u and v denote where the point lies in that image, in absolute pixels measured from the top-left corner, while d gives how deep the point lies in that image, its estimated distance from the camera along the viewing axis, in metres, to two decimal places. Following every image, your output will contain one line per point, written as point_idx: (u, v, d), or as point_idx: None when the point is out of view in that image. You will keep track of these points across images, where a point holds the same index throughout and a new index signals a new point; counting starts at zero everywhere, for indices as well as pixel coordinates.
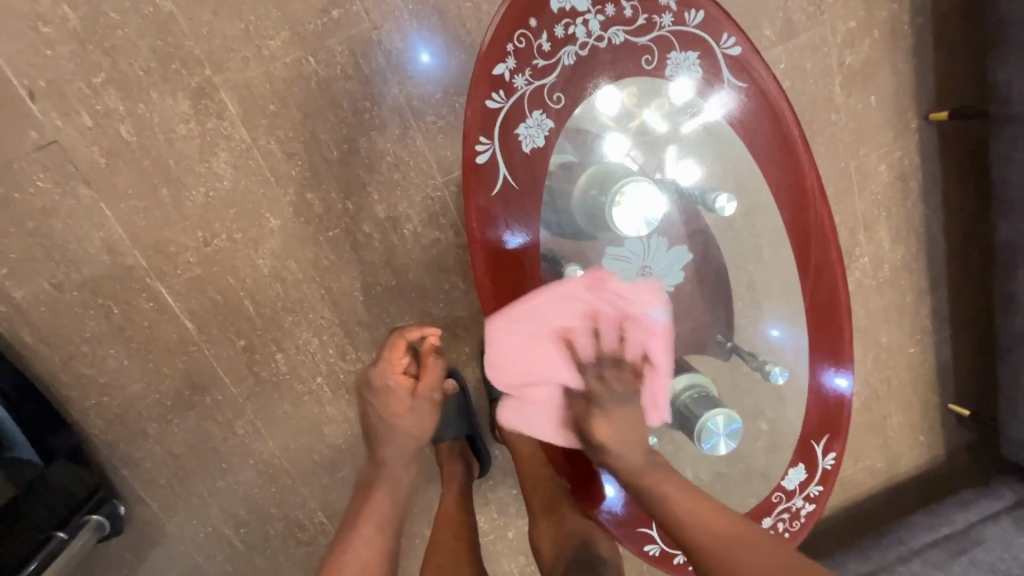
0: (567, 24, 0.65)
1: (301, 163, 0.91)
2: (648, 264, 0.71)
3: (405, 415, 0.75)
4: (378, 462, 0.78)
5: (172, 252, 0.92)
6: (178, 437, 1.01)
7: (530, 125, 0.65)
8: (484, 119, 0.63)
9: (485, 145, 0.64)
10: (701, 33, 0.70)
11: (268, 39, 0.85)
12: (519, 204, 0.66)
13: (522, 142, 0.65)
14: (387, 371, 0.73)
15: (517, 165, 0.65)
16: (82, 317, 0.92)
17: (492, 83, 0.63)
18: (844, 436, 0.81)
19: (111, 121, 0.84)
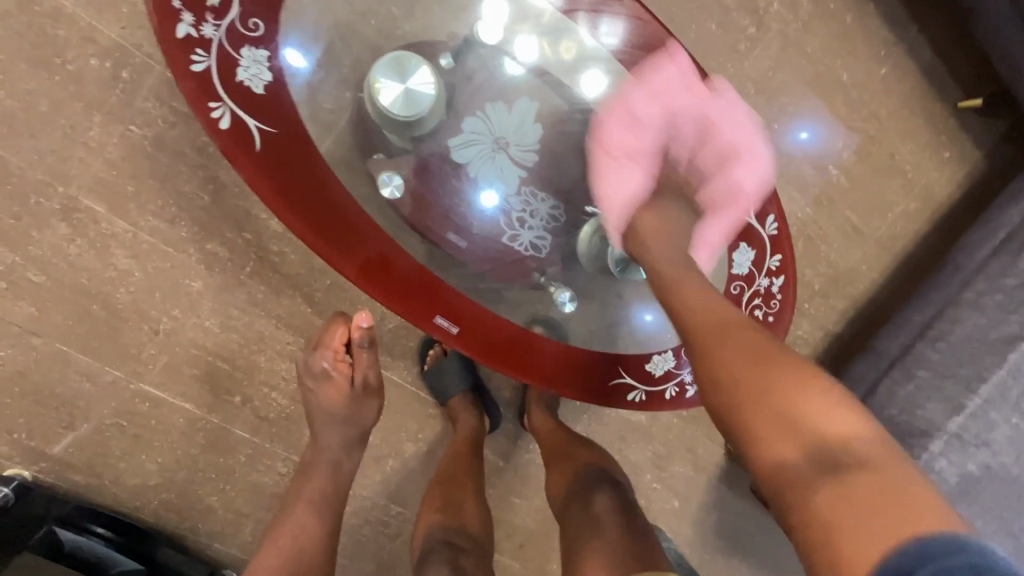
0: None
1: (184, 221, 0.95)
2: (498, 134, 0.74)
3: (341, 397, 0.85)
4: (319, 442, 0.86)
5: (135, 354, 0.99)
6: (239, 498, 1.11)
7: (248, 68, 0.61)
8: (200, 84, 0.58)
9: (218, 106, 0.58)
10: None
11: (88, 131, 0.88)
12: (288, 148, 0.62)
13: (251, 87, 0.60)
14: (325, 357, 0.84)
15: (261, 111, 0.61)
16: (104, 440, 1.03)
17: (187, 44, 0.57)
18: (774, 195, 0.74)
19: (17, 273, 0.92)
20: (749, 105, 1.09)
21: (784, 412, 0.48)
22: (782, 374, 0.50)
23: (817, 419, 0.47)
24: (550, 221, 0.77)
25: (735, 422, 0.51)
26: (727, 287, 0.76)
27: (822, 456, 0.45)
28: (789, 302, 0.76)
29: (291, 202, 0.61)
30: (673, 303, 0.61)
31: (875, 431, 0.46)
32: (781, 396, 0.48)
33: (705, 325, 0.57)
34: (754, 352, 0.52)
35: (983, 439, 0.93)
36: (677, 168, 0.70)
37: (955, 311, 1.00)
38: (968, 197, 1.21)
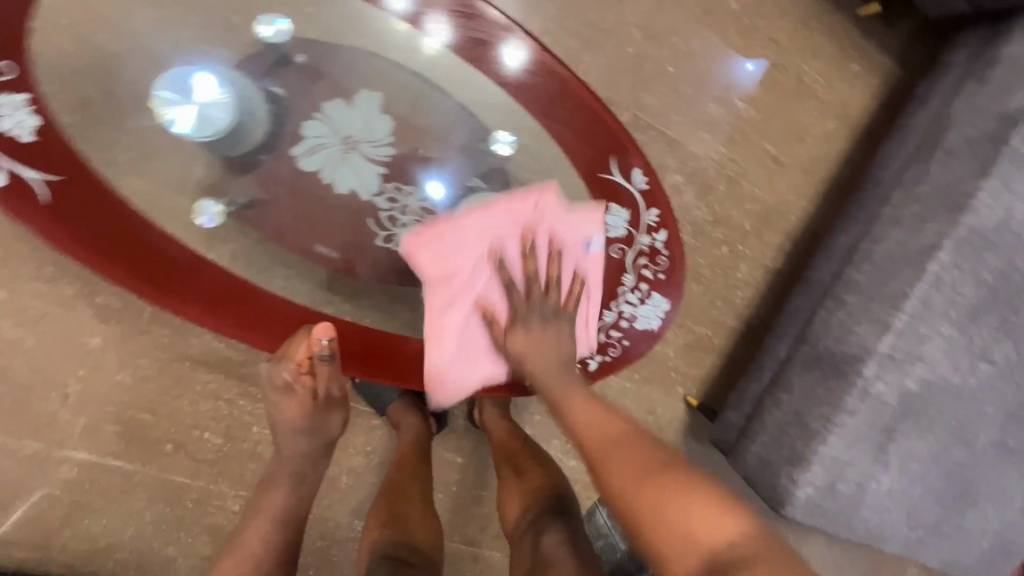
0: None
1: (69, 278, 0.91)
2: (343, 133, 0.73)
3: (303, 412, 0.77)
4: (281, 456, 0.78)
5: (50, 421, 0.96)
6: (194, 546, 1.07)
7: (9, 116, 0.67)
8: None
9: None
10: None
11: None
12: (82, 195, 0.70)
13: (17, 135, 0.68)
14: (282, 367, 0.75)
15: (38, 160, 0.68)
16: (41, 512, 1.00)
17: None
18: (634, 150, 0.81)
19: None
20: (638, 54, 1.05)
21: (676, 528, 0.51)
22: (672, 493, 0.54)
23: (704, 526, 0.50)
24: (421, 213, 0.76)
25: (632, 531, 0.55)
26: (609, 250, 0.82)
27: (712, 557, 0.49)
28: (674, 254, 0.84)
29: (105, 252, 0.71)
30: (574, 426, 0.68)
31: (746, 531, 0.50)
32: (665, 508, 0.53)
33: (602, 445, 0.63)
34: (649, 473, 0.57)
35: (916, 354, 0.91)
36: (538, 282, 0.76)
37: (879, 228, 0.97)
38: (884, 109, 1.18)
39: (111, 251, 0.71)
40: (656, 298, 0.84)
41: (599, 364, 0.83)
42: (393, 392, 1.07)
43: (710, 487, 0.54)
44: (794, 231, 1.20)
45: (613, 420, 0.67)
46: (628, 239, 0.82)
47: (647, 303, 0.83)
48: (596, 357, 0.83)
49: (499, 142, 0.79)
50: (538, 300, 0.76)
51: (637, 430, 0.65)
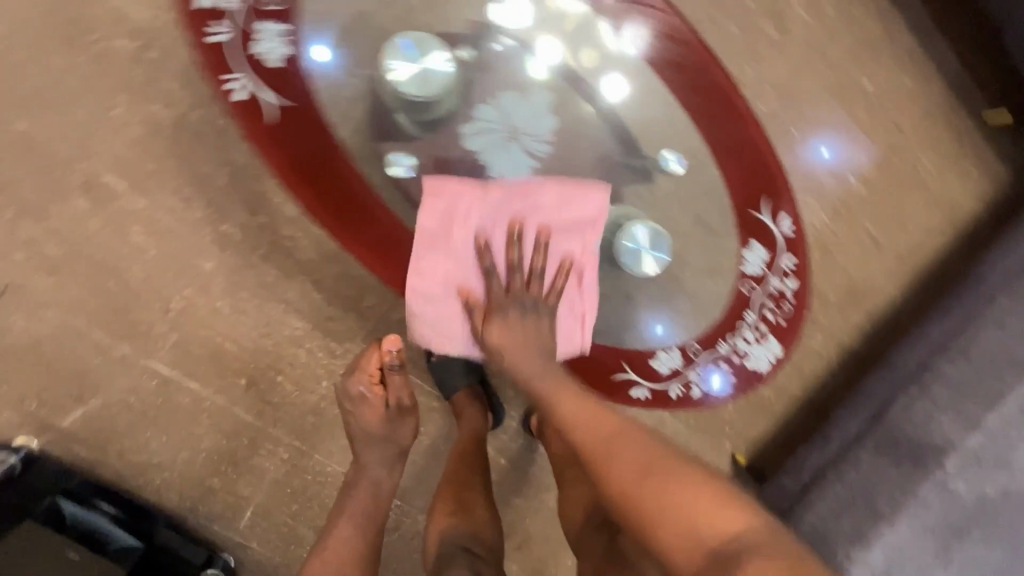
0: None
1: (200, 202, 0.96)
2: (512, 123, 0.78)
3: (381, 420, 0.88)
4: (362, 462, 0.89)
5: (146, 330, 1.01)
6: (241, 481, 1.12)
7: (266, 42, 0.70)
8: (220, 56, 0.68)
9: (236, 80, 0.68)
10: None
11: (111, 110, 0.91)
12: (300, 123, 0.71)
13: (266, 59, 0.70)
14: (360, 381, 0.87)
15: (276, 84, 0.70)
16: (113, 416, 1.04)
17: (208, 17, 0.67)
18: (786, 193, 0.80)
19: (37, 245, 0.93)
20: (767, 111, 1.09)
21: (676, 506, 0.56)
22: (676, 484, 0.58)
23: (718, 518, 0.55)
24: None
25: (646, 535, 0.58)
26: (737, 285, 0.81)
27: (719, 547, 0.53)
28: (801, 304, 0.81)
29: (302, 177, 0.71)
30: (559, 416, 0.67)
31: (757, 522, 0.55)
32: (658, 486, 0.58)
33: (603, 436, 0.64)
34: (642, 460, 0.61)
35: (1004, 460, 0.90)
36: (521, 272, 0.71)
37: (978, 327, 0.97)
38: (990, 213, 1.18)
39: (319, 185, 0.72)
40: (770, 341, 0.81)
41: (700, 394, 0.80)
42: (463, 379, 1.08)
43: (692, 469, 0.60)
44: (878, 313, 1.21)
45: (607, 416, 0.66)
46: (759, 278, 0.80)
47: (760, 345, 0.80)
48: (699, 385, 0.80)
49: (664, 160, 0.80)
50: (518, 299, 0.71)
51: (625, 420, 0.67)
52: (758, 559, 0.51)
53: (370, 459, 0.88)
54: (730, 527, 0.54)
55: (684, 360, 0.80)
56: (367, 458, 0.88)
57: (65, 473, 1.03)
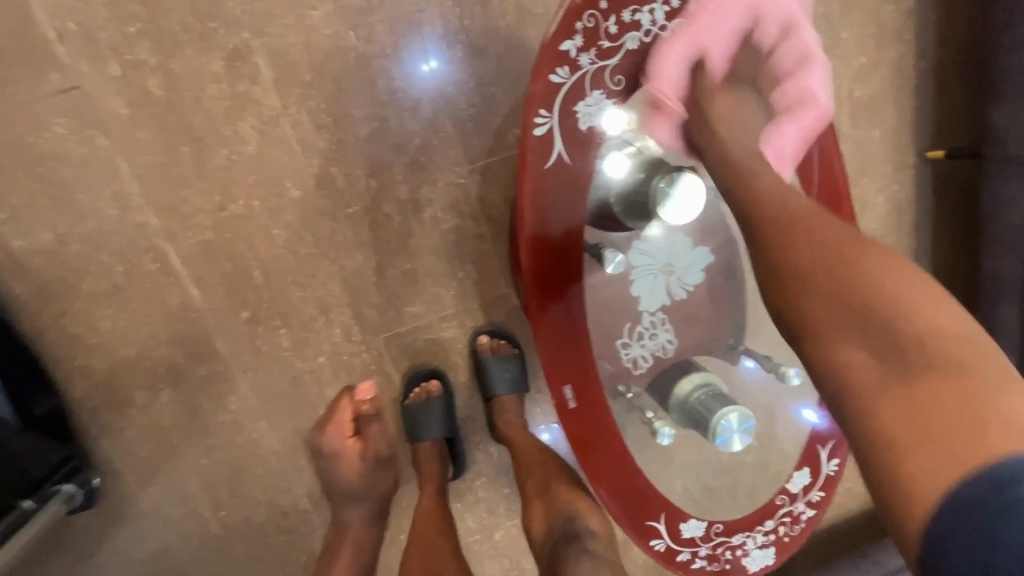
0: (634, 10, 0.66)
1: (330, 135, 0.91)
2: (669, 259, 0.75)
3: (358, 474, 0.87)
4: (341, 521, 0.88)
5: (185, 214, 0.89)
6: (166, 408, 0.98)
7: (589, 104, 0.66)
8: (548, 93, 0.64)
9: (544, 117, 0.65)
10: (753, 38, 0.71)
11: (311, 10, 0.86)
12: (568, 178, 0.68)
13: (579, 119, 0.66)
14: (335, 435, 0.88)
15: (572, 142, 0.67)
16: (82, 274, 0.89)
17: (559, 58, 0.64)
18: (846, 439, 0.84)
19: (140, 73, 0.83)
20: None
21: (887, 297, 0.51)
22: (904, 289, 0.51)
23: (938, 318, 0.49)
24: (659, 350, 0.77)
25: (802, 333, 0.56)
26: (773, 493, 0.82)
27: (896, 347, 0.49)
28: (808, 530, 0.83)
29: (539, 213, 0.67)
30: (777, 250, 0.59)
31: (976, 330, 0.49)
32: (890, 292, 0.51)
33: (817, 252, 0.56)
34: (854, 291, 0.53)
35: None
36: (752, 35, 0.71)
37: None
38: None
39: (543, 236, 0.69)
40: (770, 549, 0.81)
41: (698, 567, 0.79)
42: (435, 432, 1.01)
43: (929, 283, 0.52)
44: None
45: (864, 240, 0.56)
46: (793, 495, 0.82)
47: (762, 549, 0.81)
48: (702, 558, 0.79)
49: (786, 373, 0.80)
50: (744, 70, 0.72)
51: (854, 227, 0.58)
52: (929, 388, 0.46)
53: (353, 519, 0.87)
54: (948, 323, 0.49)
55: (705, 533, 0.79)
56: (347, 515, 0.87)
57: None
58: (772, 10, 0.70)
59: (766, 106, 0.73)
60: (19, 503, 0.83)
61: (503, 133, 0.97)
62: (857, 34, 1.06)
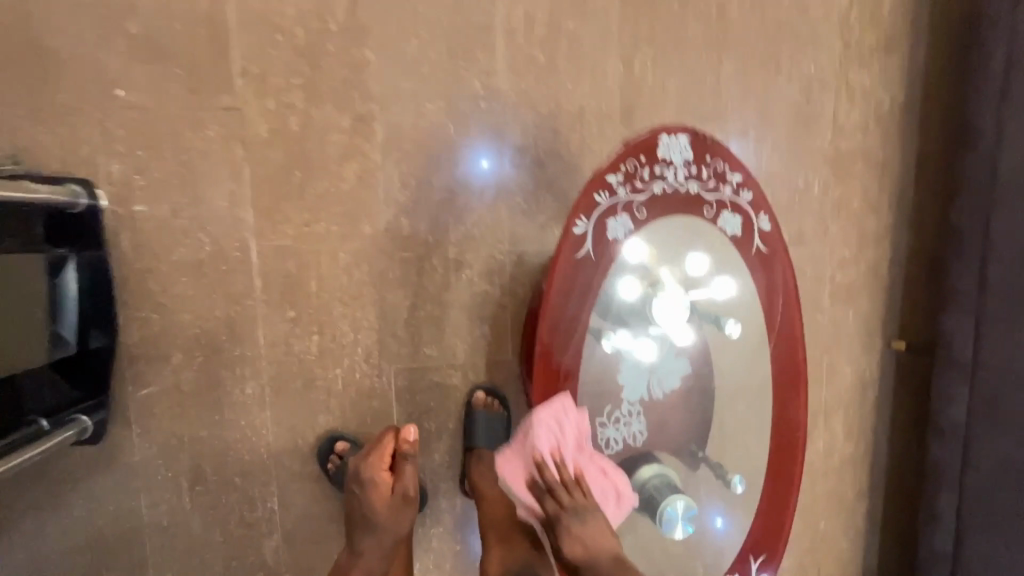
0: (664, 166, 0.83)
1: (410, 194, 1.13)
2: (652, 368, 0.88)
3: (387, 508, 0.95)
4: (357, 545, 0.96)
5: (276, 221, 1.09)
6: (192, 375, 1.10)
7: (617, 223, 0.82)
8: (588, 206, 0.81)
9: (582, 223, 0.81)
10: (749, 208, 0.88)
11: (427, 102, 1.12)
12: (588, 273, 0.83)
13: (607, 232, 0.82)
14: (374, 469, 0.95)
15: (598, 247, 0.82)
16: (177, 244, 1.07)
17: (602, 185, 0.81)
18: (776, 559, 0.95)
19: (287, 111, 1.08)
20: None
21: None
22: None
23: None
24: (629, 437, 0.88)
25: None
26: None
27: None
28: None
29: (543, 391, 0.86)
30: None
31: None
32: None
33: None
34: None
35: None
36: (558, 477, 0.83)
37: None
38: None
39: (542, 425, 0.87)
40: None
41: None
42: None
43: None
44: None
45: None
46: None
47: None
48: None
49: (730, 480, 0.92)
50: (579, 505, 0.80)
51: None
52: None
53: (370, 548, 0.96)
54: None
55: None
56: (364, 543, 0.96)
57: (75, 241, 1.01)
58: (760, 195, 0.89)
59: (751, 258, 0.89)
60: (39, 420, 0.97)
61: (544, 230, 1.18)
62: (844, 231, 1.30)
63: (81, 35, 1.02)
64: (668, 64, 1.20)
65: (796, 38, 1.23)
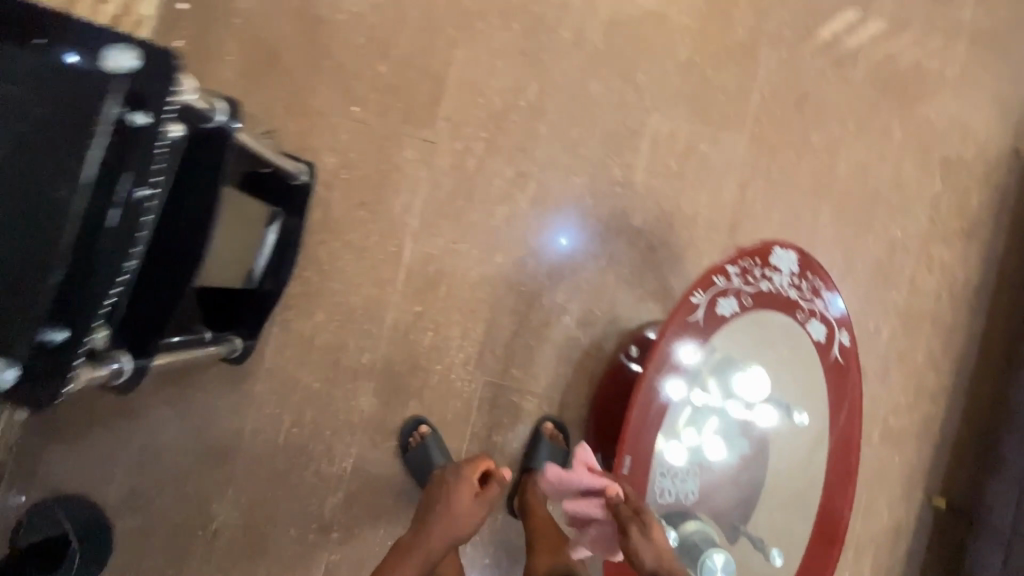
0: (772, 270, 1.01)
1: (540, 242, 1.37)
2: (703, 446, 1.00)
3: (466, 507, 1.06)
4: (424, 531, 1.05)
5: (432, 233, 1.34)
6: (324, 334, 1.31)
7: (725, 303, 0.98)
8: (706, 283, 0.97)
9: (698, 297, 0.96)
10: (834, 322, 1.05)
11: (575, 176, 1.38)
12: (692, 338, 0.96)
13: (716, 309, 0.97)
14: (469, 472, 1.09)
15: (706, 319, 0.97)
16: (352, 228, 1.33)
17: (721, 271, 0.98)
18: None
19: (468, 154, 1.36)
20: None
21: None
22: None
23: None
24: (684, 494, 0.99)
25: None
26: None
27: None
28: None
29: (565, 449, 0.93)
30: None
31: None
32: None
33: None
34: None
35: None
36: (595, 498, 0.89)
37: None
38: None
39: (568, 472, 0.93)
40: None
41: None
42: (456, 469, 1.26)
43: None
44: None
45: None
46: None
47: None
48: None
49: (772, 552, 1.01)
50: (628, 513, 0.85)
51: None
52: None
53: (434, 538, 1.04)
54: None
55: None
56: (431, 532, 1.05)
57: (281, 201, 1.25)
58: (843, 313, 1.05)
59: (827, 364, 1.04)
60: (204, 331, 1.15)
61: (639, 302, 1.38)
62: (903, 380, 1.42)
63: (341, 60, 1.34)
64: (775, 198, 1.42)
65: (890, 206, 1.45)
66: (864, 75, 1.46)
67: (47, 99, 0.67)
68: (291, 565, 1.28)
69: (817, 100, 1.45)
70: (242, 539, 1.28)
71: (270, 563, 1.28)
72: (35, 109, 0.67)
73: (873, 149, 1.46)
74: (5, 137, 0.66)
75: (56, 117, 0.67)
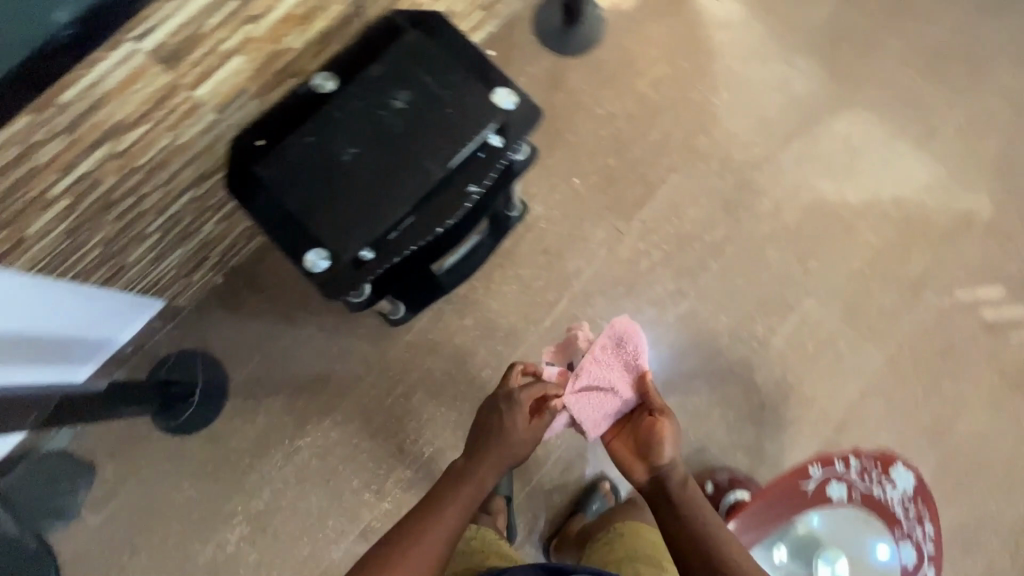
0: (889, 479, 1.15)
1: (669, 353, 1.51)
2: None
3: (518, 434, 1.08)
4: (481, 458, 1.06)
5: (585, 303, 1.53)
6: (463, 336, 1.50)
7: (838, 485, 1.14)
8: (829, 460, 1.14)
9: (817, 470, 1.14)
10: (925, 554, 1.12)
11: (723, 315, 1.54)
12: (797, 499, 1.15)
13: (827, 486, 1.14)
14: (524, 396, 1.11)
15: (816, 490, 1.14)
16: (527, 266, 1.54)
17: (847, 458, 1.14)
18: None
19: (645, 256, 1.56)
20: None
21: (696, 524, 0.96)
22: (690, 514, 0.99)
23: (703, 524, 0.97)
24: None
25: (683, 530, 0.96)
26: None
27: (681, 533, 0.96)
28: None
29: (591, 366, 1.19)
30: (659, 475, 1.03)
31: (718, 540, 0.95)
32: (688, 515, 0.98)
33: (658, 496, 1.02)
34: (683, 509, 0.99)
35: None
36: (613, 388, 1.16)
37: None
38: None
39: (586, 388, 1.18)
40: None
41: None
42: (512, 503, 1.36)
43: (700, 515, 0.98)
44: None
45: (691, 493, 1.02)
46: None
47: None
48: None
49: None
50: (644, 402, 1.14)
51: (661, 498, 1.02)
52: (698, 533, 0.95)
53: (489, 464, 1.05)
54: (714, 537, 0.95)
55: None
56: (487, 455, 1.06)
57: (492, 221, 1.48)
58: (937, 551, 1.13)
59: None
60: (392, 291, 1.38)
61: (729, 447, 1.48)
62: None
63: (583, 140, 1.60)
64: (888, 420, 1.51)
65: (993, 482, 1.48)
66: (1014, 356, 1.55)
67: (455, 105, 0.92)
68: (339, 511, 1.41)
69: (959, 357, 1.55)
70: (314, 467, 1.43)
71: (325, 499, 1.41)
72: (445, 108, 0.92)
73: (996, 424, 1.52)
74: (422, 118, 0.91)
75: (456, 120, 0.92)
